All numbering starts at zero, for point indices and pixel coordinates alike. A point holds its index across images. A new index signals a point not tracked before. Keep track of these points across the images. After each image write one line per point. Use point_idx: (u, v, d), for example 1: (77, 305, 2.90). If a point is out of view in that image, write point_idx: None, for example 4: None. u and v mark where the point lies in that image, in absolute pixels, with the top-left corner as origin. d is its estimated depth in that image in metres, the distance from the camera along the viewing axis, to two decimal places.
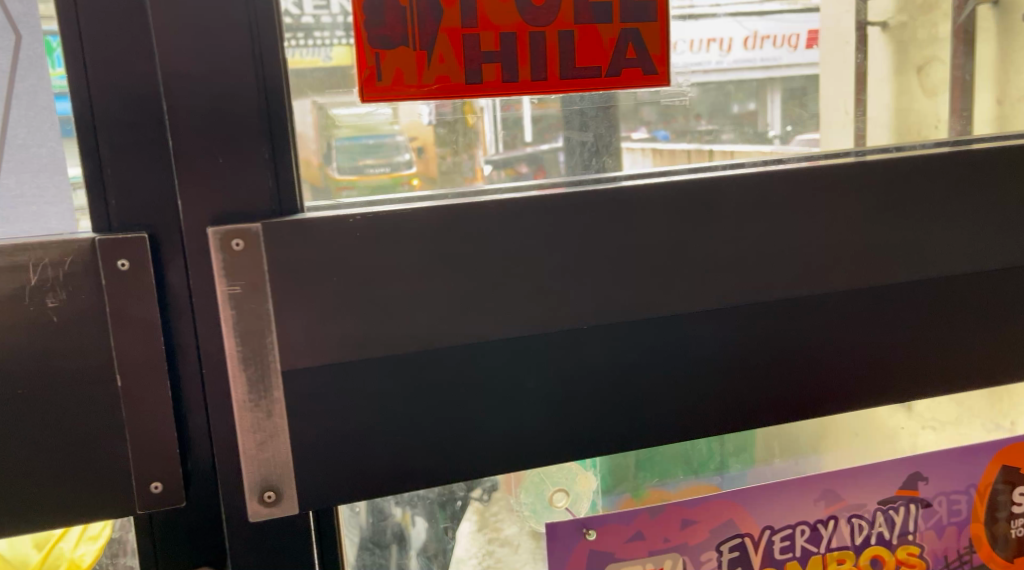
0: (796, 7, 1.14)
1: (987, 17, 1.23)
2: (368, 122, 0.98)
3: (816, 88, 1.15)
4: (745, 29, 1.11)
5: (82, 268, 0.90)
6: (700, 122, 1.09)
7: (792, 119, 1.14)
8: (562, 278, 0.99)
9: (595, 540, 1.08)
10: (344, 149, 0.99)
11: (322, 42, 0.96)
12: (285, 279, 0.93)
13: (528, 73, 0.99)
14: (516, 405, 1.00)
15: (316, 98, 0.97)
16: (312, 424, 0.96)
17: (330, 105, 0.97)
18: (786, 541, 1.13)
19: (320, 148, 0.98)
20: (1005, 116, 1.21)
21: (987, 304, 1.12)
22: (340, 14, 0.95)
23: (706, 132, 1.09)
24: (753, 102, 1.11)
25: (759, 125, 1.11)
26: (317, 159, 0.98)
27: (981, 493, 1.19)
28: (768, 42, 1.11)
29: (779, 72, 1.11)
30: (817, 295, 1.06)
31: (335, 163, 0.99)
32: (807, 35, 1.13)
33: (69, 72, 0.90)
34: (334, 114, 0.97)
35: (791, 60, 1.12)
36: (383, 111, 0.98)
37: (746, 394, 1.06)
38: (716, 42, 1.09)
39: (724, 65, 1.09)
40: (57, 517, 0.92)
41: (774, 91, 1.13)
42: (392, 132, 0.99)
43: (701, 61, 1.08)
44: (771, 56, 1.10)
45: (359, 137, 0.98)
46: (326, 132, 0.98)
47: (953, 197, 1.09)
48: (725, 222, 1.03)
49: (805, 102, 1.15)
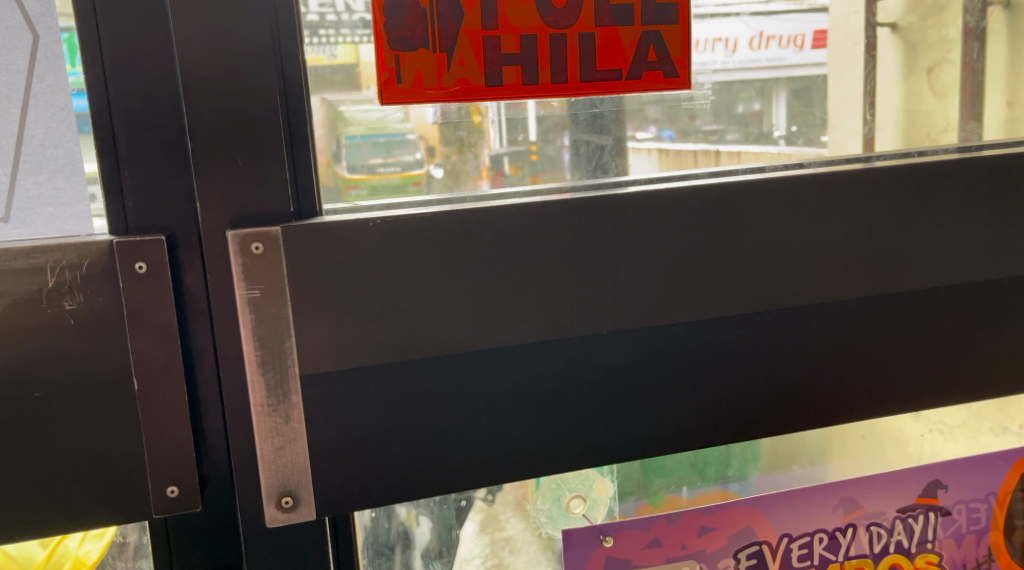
0: (802, 6, 1.11)
1: (999, 19, 1.19)
2: (379, 122, 0.96)
3: (822, 89, 1.12)
4: (751, 29, 1.08)
5: (100, 270, 0.89)
6: (703, 122, 1.07)
7: (798, 120, 1.12)
8: (583, 283, 0.98)
9: (613, 547, 1.07)
10: (352, 147, 0.97)
11: (328, 39, 0.95)
12: (304, 283, 0.92)
13: (549, 76, 0.98)
14: (535, 411, 0.99)
15: (326, 94, 0.96)
16: (330, 430, 0.95)
17: (339, 102, 0.96)
18: (804, 549, 1.12)
19: (328, 147, 0.96)
20: (1015, 120, 1.21)
21: (1009, 312, 1.11)
22: (345, 13, 0.94)
23: (711, 132, 1.07)
24: (758, 102, 1.09)
25: (765, 125, 1.09)
26: (326, 158, 0.97)
27: (1000, 502, 1.18)
28: (774, 42, 1.10)
29: (784, 73, 1.10)
30: (837, 301, 1.05)
31: (344, 161, 0.97)
32: (813, 35, 1.11)
33: (88, 71, 0.89)
34: (344, 112, 0.96)
35: (797, 61, 1.11)
36: (394, 111, 0.97)
37: (765, 401, 1.05)
38: (721, 42, 1.06)
39: (728, 65, 1.07)
40: (73, 521, 0.91)
41: (780, 92, 1.10)
42: (403, 131, 0.98)
43: (706, 61, 1.06)
44: (777, 56, 1.09)
45: (369, 136, 0.96)
46: (335, 130, 0.96)
47: (975, 203, 1.08)
48: (746, 228, 1.02)
49: (811, 102, 1.12)
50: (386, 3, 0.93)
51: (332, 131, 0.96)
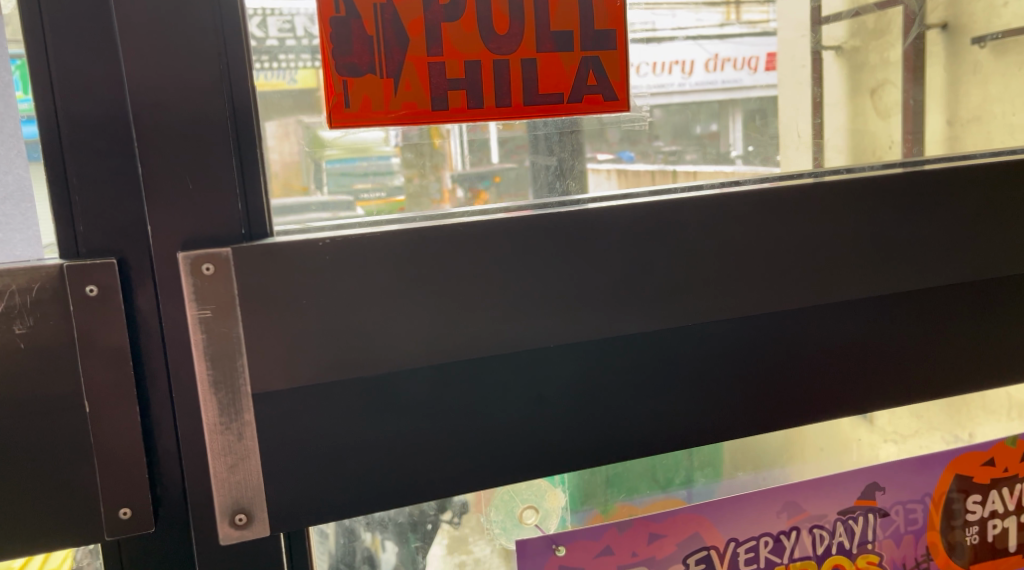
0: (756, 29, 1.15)
1: (936, 41, 1.25)
2: (361, 145, 1.00)
3: (774, 109, 1.17)
4: (707, 51, 1.12)
5: (50, 294, 0.90)
6: (661, 143, 1.12)
7: (754, 139, 1.17)
8: (527, 299, 1.01)
9: (566, 556, 1.10)
10: (333, 173, 1.00)
11: (287, 64, 0.97)
12: (254, 304, 0.94)
13: (492, 99, 1.01)
14: (485, 424, 1.01)
15: (302, 116, 0.99)
16: (283, 447, 0.97)
17: (315, 124, 0.98)
18: (751, 552, 1.16)
19: (306, 172, 0.99)
20: (956, 137, 1.25)
21: (938, 319, 1.15)
22: (304, 38, 0.97)
23: (670, 153, 1.12)
24: (716, 123, 1.13)
25: (722, 145, 1.14)
26: (303, 183, 1.00)
27: (937, 502, 1.23)
28: (729, 65, 1.14)
29: (740, 94, 1.15)
30: (774, 312, 1.09)
31: (325, 188, 1.00)
32: (766, 58, 1.16)
33: (37, 97, 0.90)
34: (320, 134, 0.99)
35: (752, 83, 1.15)
36: (375, 133, 1.01)
37: (708, 410, 1.09)
38: (678, 65, 1.11)
39: (685, 87, 1.11)
40: (24, 544, 0.92)
41: (735, 113, 1.15)
42: (385, 153, 1.02)
43: (662, 84, 1.10)
44: (731, 78, 1.14)
45: (347, 158, 1.00)
46: (311, 155, 0.99)
47: (903, 216, 1.12)
48: (685, 242, 1.06)
49: (766, 123, 1.17)
50: (333, 28, 0.96)
51: (311, 153, 0.99)
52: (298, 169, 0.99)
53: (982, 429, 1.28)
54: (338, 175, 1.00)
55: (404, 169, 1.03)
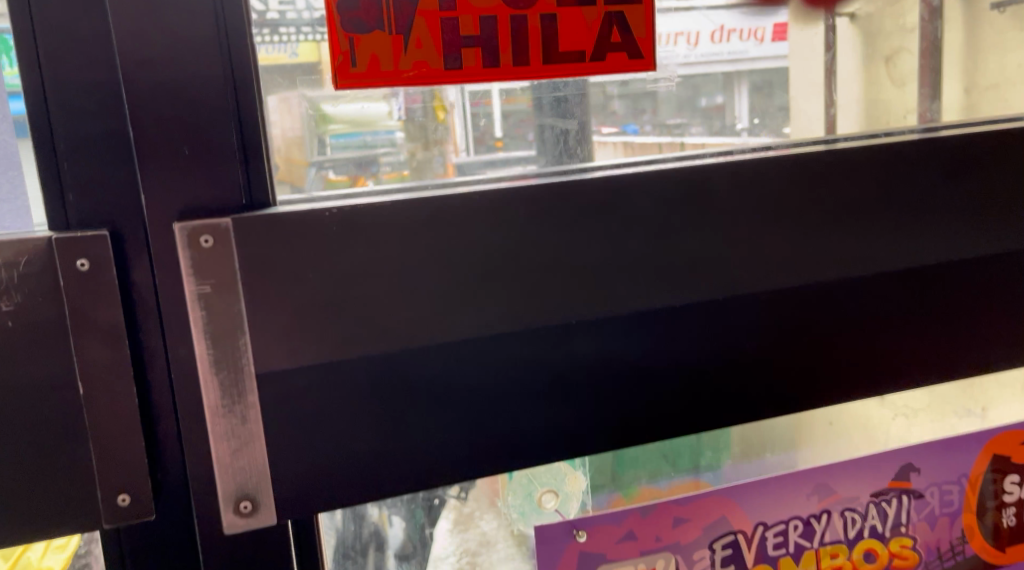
0: None
1: (954, 6, 1.19)
2: (364, 118, 0.98)
3: (785, 79, 1.12)
4: (713, 23, 1.05)
5: (39, 267, 0.84)
6: (670, 116, 1.06)
7: (760, 111, 1.11)
8: (547, 272, 0.95)
9: (586, 542, 1.04)
10: (337, 146, 0.98)
11: (288, 37, 0.92)
12: (256, 279, 0.88)
13: (509, 57, 0.95)
14: (502, 404, 0.96)
15: (304, 90, 0.94)
16: (288, 429, 0.91)
17: (319, 98, 0.94)
18: (779, 537, 1.10)
19: (308, 147, 0.96)
20: (974, 104, 1.19)
21: (976, 292, 1.09)
22: (305, 10, 0.91)
23: (676, 125, 1.07)
24: (721, 95, 1.09)
25: (727, 118, 1.09)
26: (305, 157, 0.96)
27: (972, 483, 1.17)
28: (736, 35, 1.08)
29: (746, 65, 1.09)
30: (806, 284, 1.03)
31: (328, 162, 0.97)
32: (775, 28, 1.10)
33: (22, 57, 0.84)
34: (324, 108, 0.95)
35: (759, 53, 1.10)
36: (379, 107, 0.97)
37: (736, 388, 1.03)
38: (684, 36, 1.03)
39: (691, 59, 1.05)
40: (18, 533, 0.87)
41: (741, 83, 1.10)
42: (388, 127, 0.99)
43: (667, 56, 1.03)
44: (738, 49, 1.08)
45: (350, 133, 0.98)
46: (315, 129, 0.96)
47: (942, 183, 1.06)
48: (712, 212, 0.99)
49: (772, 93, 1.12)
50: None
51: (315, 128, 0.96)
52: (301, 144, 0.95)
53: (994, 408, 1.26)
54: (342, 149, 0.98)
55: (405, 143, 1.00)
